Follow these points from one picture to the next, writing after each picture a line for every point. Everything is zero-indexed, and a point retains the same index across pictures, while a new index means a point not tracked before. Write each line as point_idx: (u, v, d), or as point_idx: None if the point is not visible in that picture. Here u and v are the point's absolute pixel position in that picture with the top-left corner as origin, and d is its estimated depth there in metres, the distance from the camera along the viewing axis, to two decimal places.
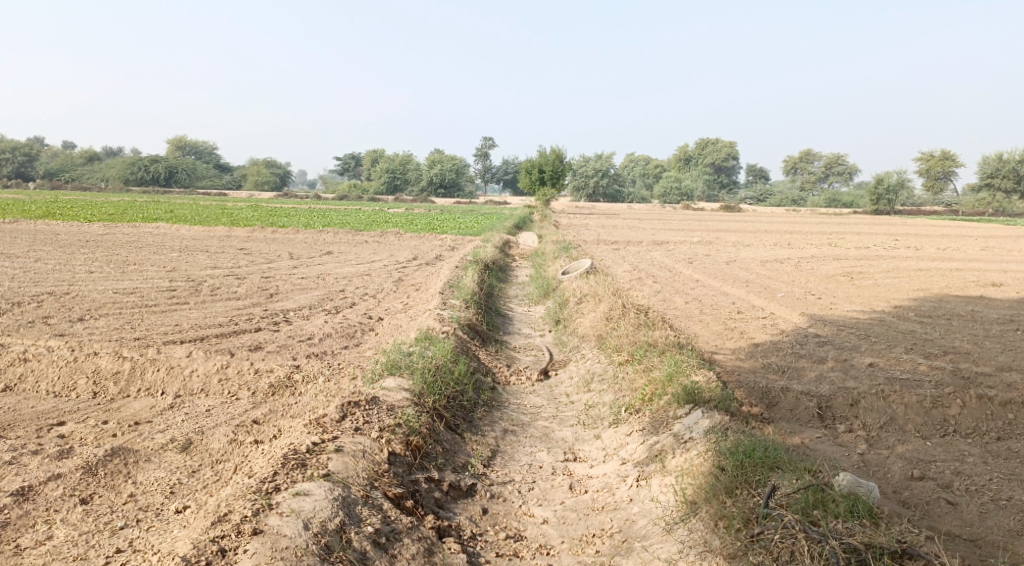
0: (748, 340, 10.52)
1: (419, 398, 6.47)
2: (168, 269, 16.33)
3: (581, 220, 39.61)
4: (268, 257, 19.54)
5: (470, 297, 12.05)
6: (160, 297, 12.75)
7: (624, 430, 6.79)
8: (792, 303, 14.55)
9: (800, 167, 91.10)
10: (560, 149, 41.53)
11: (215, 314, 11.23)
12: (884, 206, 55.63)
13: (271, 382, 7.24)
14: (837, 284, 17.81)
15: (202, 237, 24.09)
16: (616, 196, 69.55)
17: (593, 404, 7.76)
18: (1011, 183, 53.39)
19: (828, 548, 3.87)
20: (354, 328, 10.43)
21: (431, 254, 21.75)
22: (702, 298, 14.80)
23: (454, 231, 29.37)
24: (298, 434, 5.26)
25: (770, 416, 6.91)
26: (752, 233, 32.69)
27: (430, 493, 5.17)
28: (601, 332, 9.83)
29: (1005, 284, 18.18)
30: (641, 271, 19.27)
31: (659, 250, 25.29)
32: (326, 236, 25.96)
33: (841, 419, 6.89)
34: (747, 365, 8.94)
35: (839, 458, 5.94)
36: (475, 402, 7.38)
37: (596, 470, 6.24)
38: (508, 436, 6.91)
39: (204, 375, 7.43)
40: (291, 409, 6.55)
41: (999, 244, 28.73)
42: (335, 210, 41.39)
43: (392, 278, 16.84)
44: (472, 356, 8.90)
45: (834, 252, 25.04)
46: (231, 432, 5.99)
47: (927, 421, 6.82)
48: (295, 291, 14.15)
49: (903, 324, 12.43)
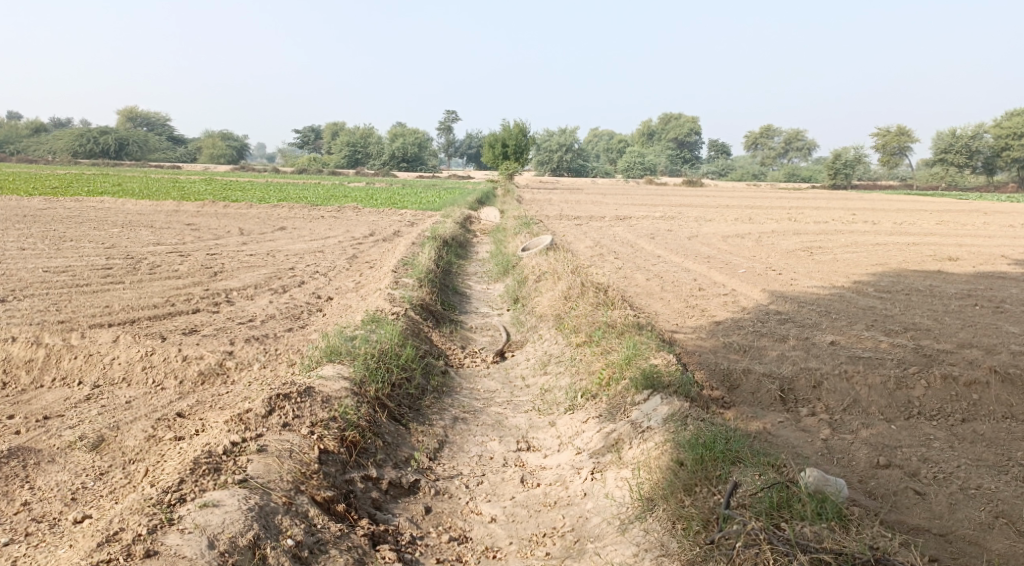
0: (709, 318, 10.24)
1: (359, 386, 6.00)
2: (107, 246, 15.52)
3: (544, 195, 39.12)
4: (216, 233, 18.74)
5: (425, 276, 11.55)
6: (94, 275, 12.03)
7: (580, 417, 6.43)
8: (753, 279, 14.35)
9: (761, 142, 91.66)
10: (523, 122, 40.92)
11: (151, 295, 10.58)
12: (841, 180, 56.25)
13: (201, 370, 6.73)
14: (798, 259, 17.69)
15: (150, 212, 23.11)
16: (579, 170, 69.18)
17: (549, 388, 7.39)
18: (964, 158, 54.26)
19: (796, 562, 3.58)
20: (300, 309, 9.91)
21: (389, 230, 21.14)
22: (664, 275, 14.54)
23: (414, 206, 28.71)
24: (219, 432, 4.81)
25: (731, 400, 6.58)
26: (713, 208, 32.64)
27: (366, 494, 4.73)
28: (559, 311, 9.47)
29: (961, 258, 18.25)
30: (603, 247, 18.94)
31: (621, 225, 25.02)
32: (280, 211, 25.12)
33: (804, 401, 6.58)
34: (708, 344, 8.65)
35: (802, 444, 5.63)
36: (423, 388, 6.96)
37: (550, 460, 5.88)
38: (457, 425, 6.50)
39: (126, 363, 6.89)
40: (220, 400, 6.11)
41: (953, 218, 29.10)
42: (293, 184, 40.33)
43: (346, 254, 16.24)
44: (423, 338, 8.47)
45: (794, 226, 25.04)
46: (150, 427, 5.54)
47: (891, 403, 6.56)
48: (241, 269, 13.51)
49: (864, 300, 12.29)
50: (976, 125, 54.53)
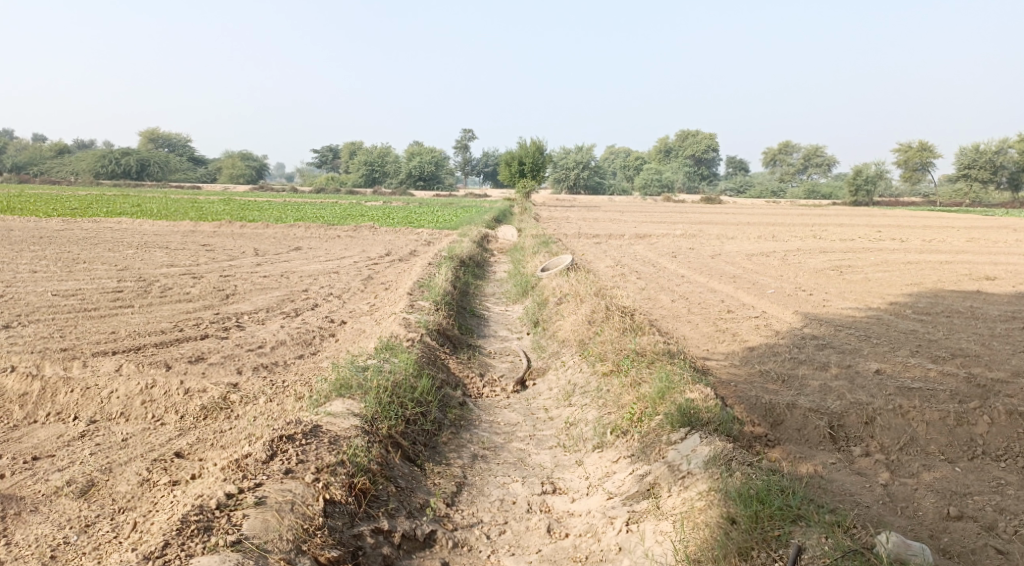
0: (741, 343, 9.67)
1: (370, 424, 5.52)
2: (120, 268, 15.22)
3: (562, 213, 38.62)
4: (231, 254, 18.44)
5: (442, 298, 11.08)
6: (103, 299, 11.71)
7: (610, 456, 5.92)
8: (783, 301, 13.76)
9: (779, 159, 90.84)
10: (540, 141, 40.59)
11: (158, 319, 10.20)
12: (862, 197, 55.34)
13: (204, 404, 6.29)
14: (827, 278, 17.04)
15: (166, 233, 22.91)
16: (596, 188, 68.66)
17: (574, 421, 6.86)
18: (988, 174, 53.15)
19: None
20: (312, 334, 9.49)
21: (405, 250, 20.74)
22: (689, 296, 14.00)
23: (432, 225, 28.35)
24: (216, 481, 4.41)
25: (776, 438, 6.03)
26: (735, 225, 32.00)
27: (376, 551, 4.25)
28: (583, 337, 8.97)
29: (998, 278, 17.52)
30: (624, 267, 18.42)
31: (641, 244, 24.49)
32: (297, 230, 24.85)
33: (856, 440, 6.02)
34: (742, 373, 8.11)
35: (860, 491, 5.09)
36: (440, 423, 6.48)
37: (579, 505, 5.39)
38: (477, 463, 6.00)
39: (125, 396, 6.45)
40: (221, 439, 5.67)
41: (983, 235, 28.27)
42: (310, 203, 40.20)
43: (360, 275, 15.85)
44: (440, 366, 8.00)
45: (820, 244, 24.38)
46: (144, 470, 5.11)
47: (952, 442, 5.99)
48: (253, 291, 13.15)
49: (903, 323, 11.65)
50: (1000, 140, 53.47)
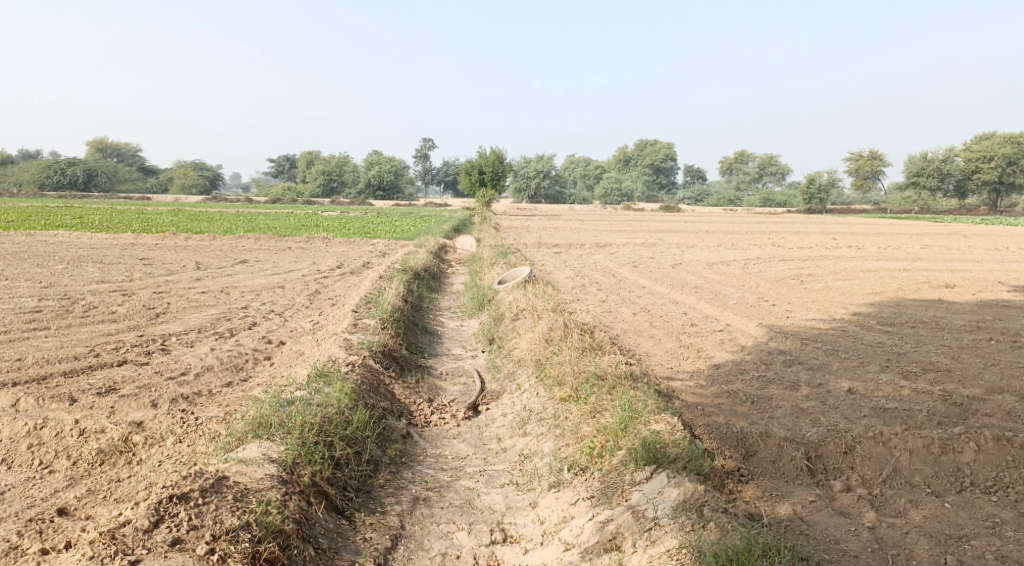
0: (707, 361, 9.11)
1: (290, 471, 4.83)
2: (45, 286, 14.12)
3: (521, 222, 38.08)
4: (171, 268, 17.40)
5: (389, 315, 10.36)
6: (18, 320, 10.70)
7: (566, 497, 5.24)
8: (747, 312, 13.32)
9: (735, 168, 91.88)
10: (499, 150, 40.01)
11: (75, 343, 9.28)
12: (816, 205, 55.91)
13: (102, 447, 5.49)
14: (789, 288, 16.73)
15: (104, 246, 21.65)
16: (556, 197, 68.42)
17: (529, 454, 6.18)
18: (936, 182, 54.05)
19: None
20: (245, 357, 8.68)
21: (358, 262, 19.91)
22: (651, 308, 13.50)
23: (388, 235, 27.49)
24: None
25: (749, 473, 5.46)
26: (694, 234, 31.78)
27: None
28: (539, 357, 8.32)
29: (957, 286, 17.36)
30: (583, 278, 17.86)
31: (601, 253, 24.00)
32: (245, 242, 23.79)
33: (835, 472, 5.48)
34: (710, 394, 7.54)
35: (846, 538, 4.57)
36: (376, 462, 5.77)
37: (531, 559, 4.75)
38: (417, 509, 5.29)
39: (9, 440, 5.62)
40: (117, 492, 4.89)
41: (937, 242, 28.47)
42: (263, 214, 39.03)
43: (307, 290, 15.02)
44: (382, 394, 7.26)
45: (779, 252, 24.17)
46: (13, 534, 4.31)
47: (938, 472, 5.47)
48: (188, 309, 12.24)
49: (869, 335, 11.25)
50: (948, 149, 54.46)
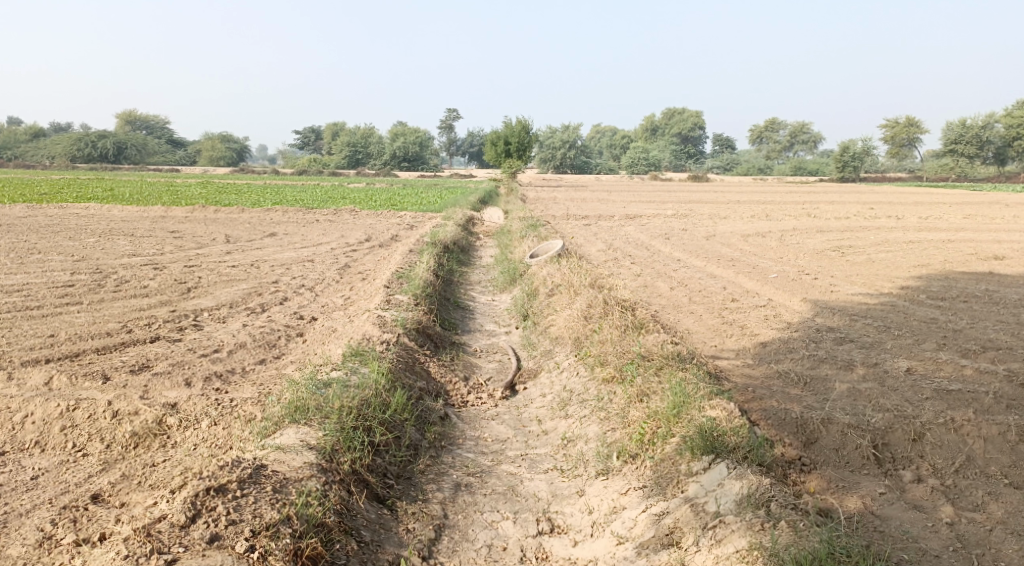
0: (753, 339, 8.74)
1: (329, 459, 4.62)
2: (76, 259, 14.05)
3: (548, 193, 37.61)
4: (201, 241, 17.28)
5: (422, 290, 10.12)
6: (50, 295, 10.59)
7: (617, 486, 4.97)
8: (789, 286, 12.88)
9: (766, 136, 90.06)
10: (525, 120, 39.49)
11: (107, 318, 9.15)
12: (849, 173, 54.60)
13: (137, 430, 5.31)
14: (829, 260, 16.22)
15: (134, 219, 21.60)
16: (583, 167, 67.61)
17: (573, 438, 5.91)
18: (974, 149, 52.43)
19: None
20: (277, 333, 8.49)
21: (387, 234, 19.66)
22: (689, 282, 13.11)
23: (416, 207, 27.24)
24: None
25: (812, 462, 5.14)
26: (726, 204, 31.11)
27: None
28: (579, 335, 8.02)
29: (1005, 257, 16.69)
30: (616, 251, 17.45)
31: (631, 225, 23.52)
32: (272, 215, 23.66)
33: (904, 461, 5.14)
34: (760, 375, 7.20)
35: (924, 535, 4.25)
36: (416, 446, 5.54)
37: (583, 552, 4.50)
38: (461, 496, 5.05)
39: (42, 421, 5.46)
40: (152, 477, 4.71)
41: (978, 212, 27.59)
42: (291, 186, 38.92)
43: (336, 263, 14.83)
44: (418, 373, 7.03)
45: (816, 223, 23.52)
46: (47, 523, 4.14)
47: (1016, 462, 5.11)
48: (219, 283, 12.09)
49: (920, 310, 10.78)
50: (987, 115, 52.81)
